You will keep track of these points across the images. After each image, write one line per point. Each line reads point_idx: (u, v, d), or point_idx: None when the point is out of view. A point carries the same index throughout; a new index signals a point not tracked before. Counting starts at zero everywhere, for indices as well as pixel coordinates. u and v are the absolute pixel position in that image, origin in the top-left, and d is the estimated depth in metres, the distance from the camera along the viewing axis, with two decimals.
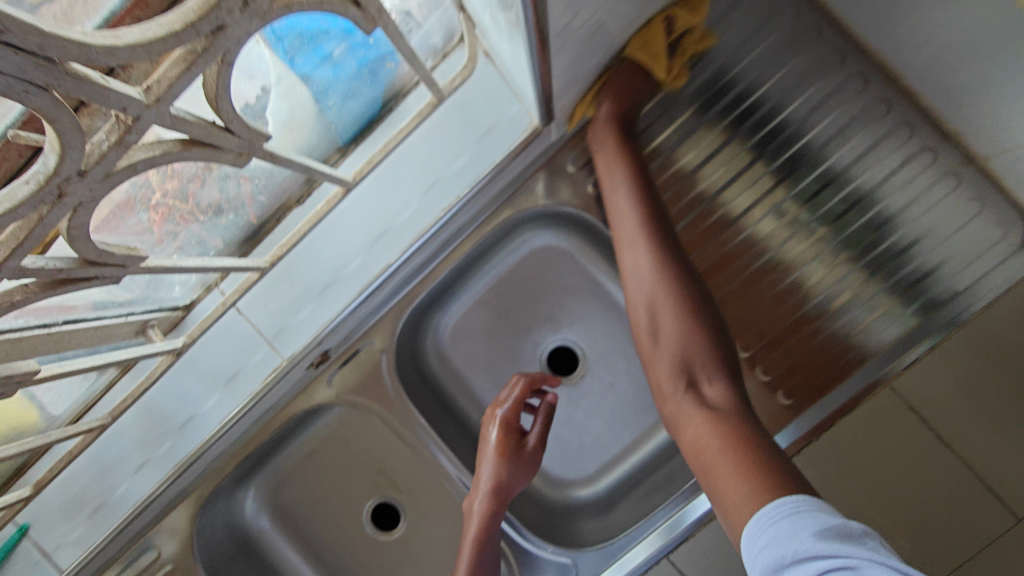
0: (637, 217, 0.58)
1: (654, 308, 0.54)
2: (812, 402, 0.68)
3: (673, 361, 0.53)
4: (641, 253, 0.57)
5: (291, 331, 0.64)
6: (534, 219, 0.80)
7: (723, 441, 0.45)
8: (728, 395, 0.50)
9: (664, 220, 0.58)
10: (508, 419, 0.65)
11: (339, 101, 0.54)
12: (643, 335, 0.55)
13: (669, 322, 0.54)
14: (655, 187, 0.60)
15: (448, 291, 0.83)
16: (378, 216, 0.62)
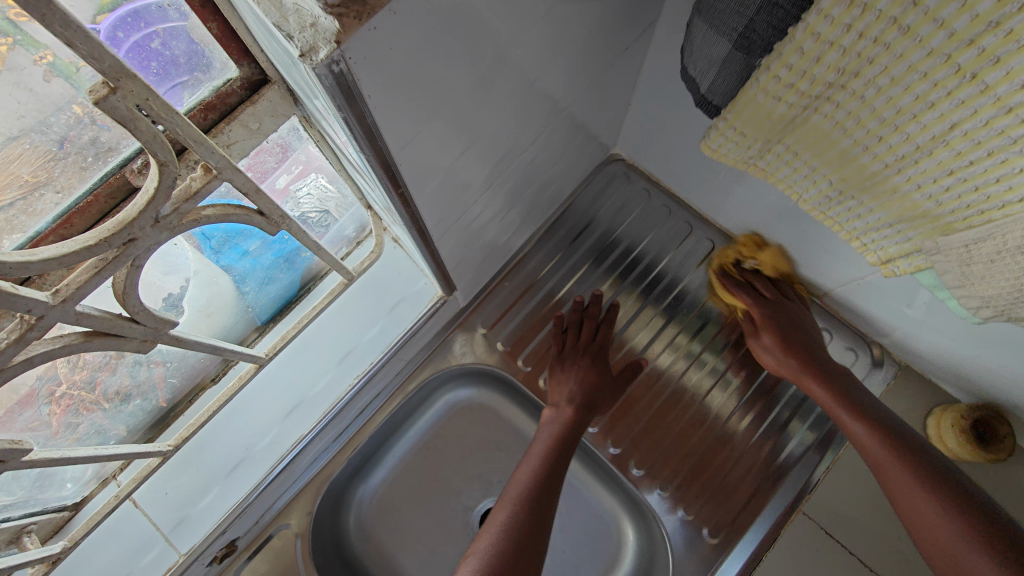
0: (832, 399, 0.63)
1: (883, 464, 0.58)
2: (737, 541, 0.70)
3: (907, 486, 0.55)
4: (854, 417, 0.61)
5: (192, 522, 0.59)
6: (454, 378, 0.85)
7: None
8: (964, 519, 0.51)
9: (868, 402, 0.62)
10: (587, 382, 0.73)
11: (255, 287, 0.59)
12: (880, 483, 0.59)
13: (902, 468, 0.56)
14: (822, 354, 0.67)
15: (372, 458, 0.81)
16: (292, 389, 0.64)
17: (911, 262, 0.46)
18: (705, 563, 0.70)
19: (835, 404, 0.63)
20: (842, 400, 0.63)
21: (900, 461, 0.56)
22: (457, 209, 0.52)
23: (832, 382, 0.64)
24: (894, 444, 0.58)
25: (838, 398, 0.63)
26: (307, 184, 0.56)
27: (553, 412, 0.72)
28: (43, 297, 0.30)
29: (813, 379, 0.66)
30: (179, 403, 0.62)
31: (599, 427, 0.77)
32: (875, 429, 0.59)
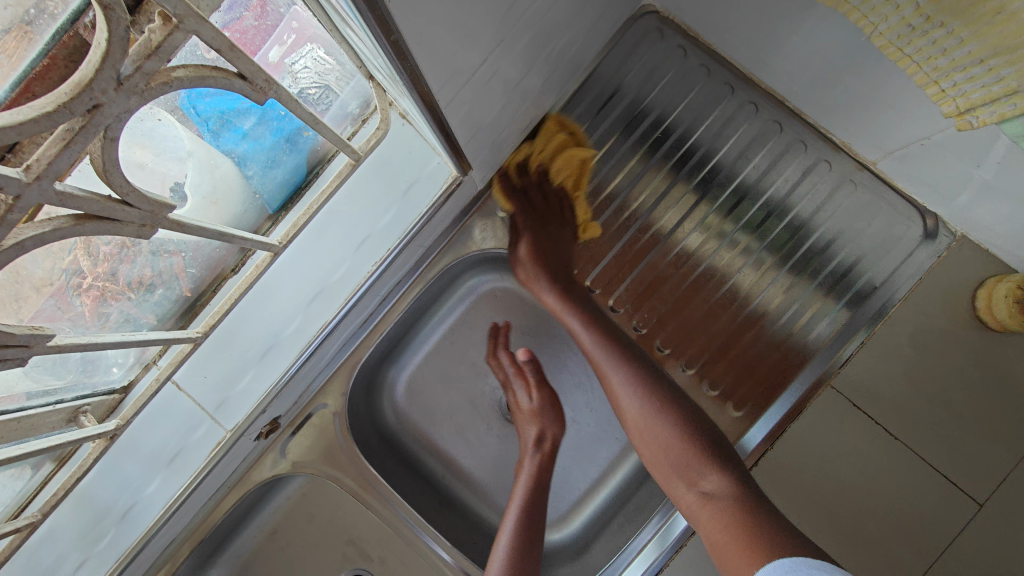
0: (594, 340, 0.62)
1: (647, 418, 0.57)
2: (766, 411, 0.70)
3: (664, 445, 0.56)
4: (617, 368, 0.60)
5: (234, 402, 0.63)
6: (474, 265, 0.82)
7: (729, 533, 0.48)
8: (724, 484, 0.52)
9: (631, 349, 0.62)
10: (542, 425, 0.72)
11: (259, 170, 0.56)
12: (634, 429, 0.58)
13: (654, 431, 0.57)
14: (607, 324, 0.64)
15: (400, 344, 0.84)
16: (311, 276, 0.63)
17: (996, 109, 0.40)
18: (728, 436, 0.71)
19: (664, 431, 0.56)
20: (638, 381, 0.59)
21: (719, 473, 0.53)
22: (463, 69, 0.45)
23: (648, 387, 0.59)
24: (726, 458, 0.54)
25: (621, 368, 0.60)
26: (302, 58, 0.51)
27: (521, 462, 0.74)
28: (13, 174, 0.28)
29: (617, 365, 0.60)
30: (203, 293, 0.62)
31: (622, 309, 0.75)
32: (694, 430, 0.56)
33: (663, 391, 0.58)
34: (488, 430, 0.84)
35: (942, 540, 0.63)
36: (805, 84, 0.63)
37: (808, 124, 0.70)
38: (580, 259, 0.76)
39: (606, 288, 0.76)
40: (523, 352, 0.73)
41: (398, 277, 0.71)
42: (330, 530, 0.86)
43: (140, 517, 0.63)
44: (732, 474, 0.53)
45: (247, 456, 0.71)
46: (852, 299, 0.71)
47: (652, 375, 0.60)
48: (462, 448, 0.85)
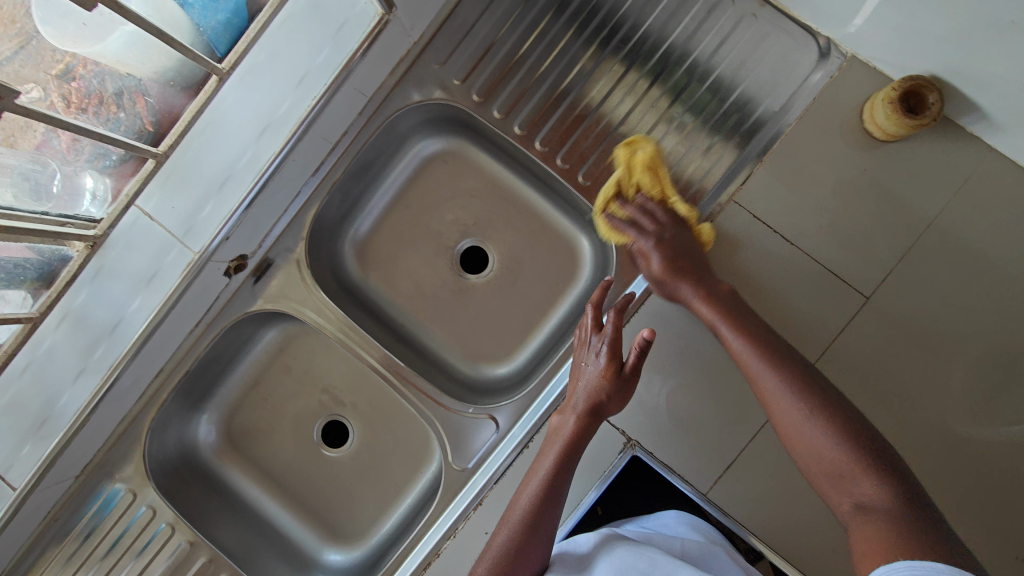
0: (750, 354, 0.61)
1: (761, 376, 0.60)
2: (675, 229, 0.79)
3: (816, 455, 0.54)
4: (766, 368, 0.60)
5: (199, 228, 0.72)
6: (419, 129, 0.90)
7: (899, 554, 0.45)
8: (886, 493, 0.50)
9: (776, 348, 0.61)
10: (601, 391, 0.72)
11: (201, 2, 0.63)
12: (774, 418, 0.59)
13: (785, 382, 0.58)
14: (761, 330, 0.63)
15: (357, 206, 0.92)
16: (258, 112, 0.70)
17: None
18: (640, 252, 0.81)
19: (791, 397, 0.57)
20: (795, 385, 0.58)
21: (844, 440, 0.53)
22: None
23: (797, 368, 0.59)
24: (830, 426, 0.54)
25: (773, 368, 0.59)
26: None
27: (559, 417, 0.75)
28: None
29: (789, 394, 0.57)
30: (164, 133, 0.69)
31: (547, 147, 0.84)
32: (833, 419, 0.55)
33: (813, 379, 0.59)
34: (442, 283, 0.94)
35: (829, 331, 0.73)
36: None
37: None
38: (508, 103, 0.83)
39: (530, 130, 0.84)
40: (648, 332, 0.69)
41: (343, 126, 0.78)
42: (306, 378, 0.96)
43: (128, 332, 0.73)
44: (890, 485, 0.50)
45: (221, 292, 0.80)
46: (753, 128, 0.76)
47: (805, 381, 0.58)
48: (419, 299, 0.94)
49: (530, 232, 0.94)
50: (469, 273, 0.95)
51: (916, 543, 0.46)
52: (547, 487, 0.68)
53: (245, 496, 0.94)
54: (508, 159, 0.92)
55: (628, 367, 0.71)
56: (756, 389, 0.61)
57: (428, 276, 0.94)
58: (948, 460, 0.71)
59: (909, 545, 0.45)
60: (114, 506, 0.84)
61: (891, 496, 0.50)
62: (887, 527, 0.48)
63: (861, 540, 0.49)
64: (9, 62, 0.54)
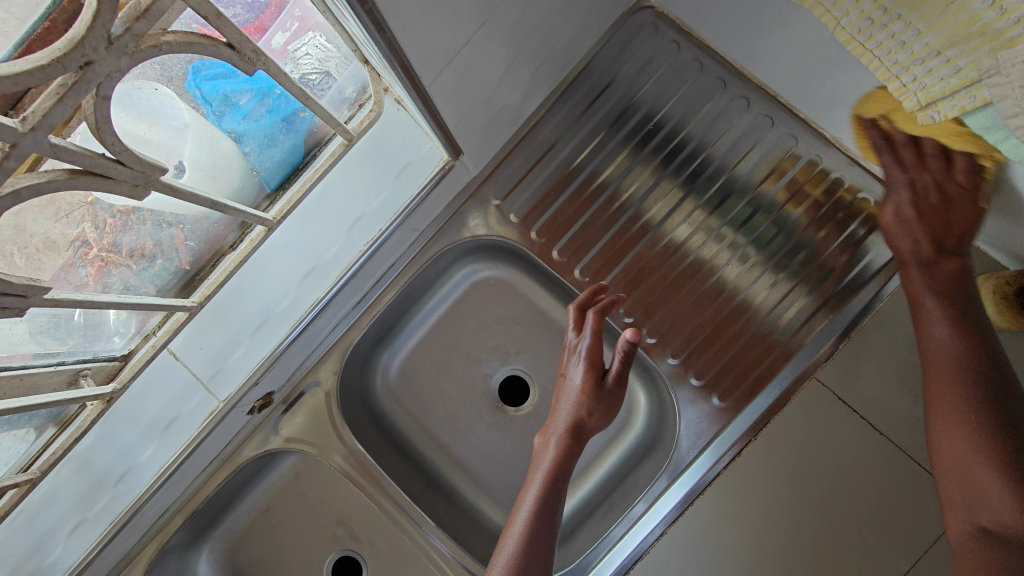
0: (952, 328, 0.54)
1: (944, 426, 0.51)
2: (748, 402, 0.72)
3: (943, 381, 0.52)
4: (933, 317, 0.55)
5: (226, 373, 0.65)
6: (467, 255, 0.85)
7: (1002, 502, 0.46)
8: (1002, 420, 0.49)
9: (980, 334, 0.53)
10: (581, 407, 0.67)
11: (256, 148, 0.59)
12: (935, 399, 0.53)
13: (963, 423, 0.50)
14: (978, 337, 0.53)
15: (393, 330, 0.86)
16: (305, 255, 0.65)
17: (956, 102, 0.40)
18: (713, 420, 0.73)
19: (956, 409, 0.51)
20: (983, 380, 0.51)
21: (976, 365, 0.51)
22: (448, 46, 0.48)
23: (985, 381, 0.51)
24: (1019, 478, 0.46)
25: (955, 345, 0.53)
26: (305, 44, 0.54)
27: (542, 441, 0.70)
28: (9, 124, 0.31)
29: (956, 387, 0.51)
30: (202, 268, 0.63)
31: (611, 298, 0.77)
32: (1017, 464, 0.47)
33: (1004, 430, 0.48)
34: (478, 416, 0.86)
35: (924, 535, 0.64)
36: (793, 77, 0.63)
37: (801, 120, 0.70)
38: (570, 248, 0.77)
39: (594, 277, 0.77)
40: (631, 330, 0.65)
41: (390, 260, 0.73)
42: (321, 510, 0.88)
43: (137, 481, 0.66)
44: (1000, 396, 0.50)
45: (240, 431, 0.73)
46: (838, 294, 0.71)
47: (988, 366, 0.51)
48: (453, 431, 0.86)
49: None
50: (509, 406, 0.87)
51: (1013, 460, 0.47)
52: (536, 511, 0.61)
53: None
54: (560, 291, 0.87)
55: (610, 375, 0.66)
56: (912, 304, 0.58)
57: (464, 407, 0.87)
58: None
59: (1005, 515, 0.45)
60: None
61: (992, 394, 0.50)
62: (1001, 490, 0.46)
63: (950, 511, 0.50)
64: (33, 240, 0.49)
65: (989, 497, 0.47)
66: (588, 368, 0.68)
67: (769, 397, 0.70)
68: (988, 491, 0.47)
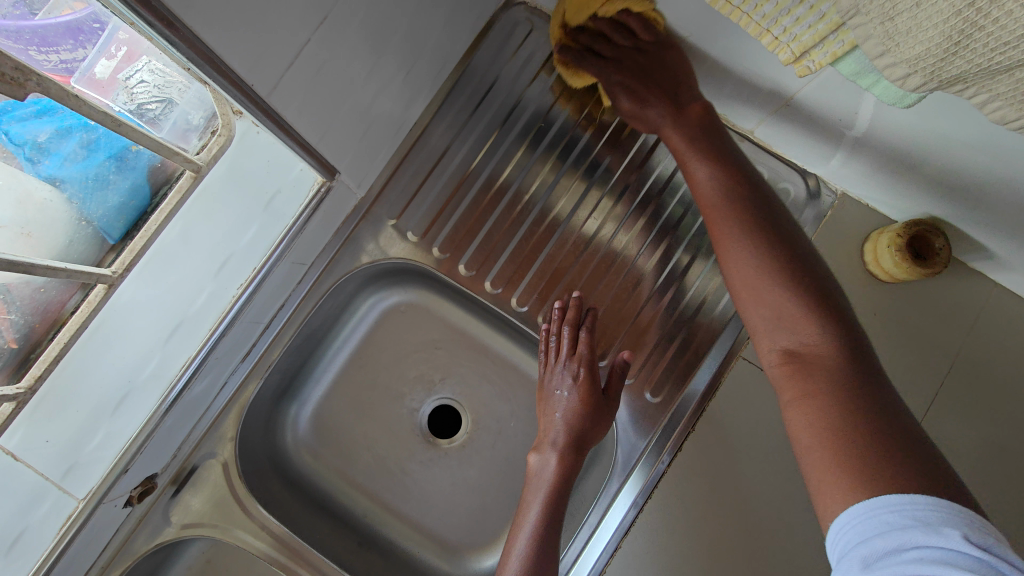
0: (748, 236, 0.48)
1: (783, 320, 0.45)
2: (682, 392, 0.69)
3: (761, 323, 0.47)
4: (744, 261, 0.48)
5: (84, 466, 0.54)
6: (370, 283, 0.78)
7: (835, 463, 0.37)
8: (840, 367, 0.41)
9: (774, 236, 0.48)
10: (576, 415, 0.65)
11: (81, 192, 0.49)
12: (764, 339, 0.46)
13: (786, 334, 0.44)
14: (782, 252, 0.46)
15: (299, 377, 0.77)
16: (168, 309, 0.56)
17: (828, 48, 0.39)
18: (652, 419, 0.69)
19: (782, 304, 0.45)
20: (810, 315, 0.44)
21: (796, 296, 0.44)
22: (283, 48, 0.42)
23: (801, 300, 0.44)
24: (875, 445, 0.37)
25: (773, 278, 0.46)
26: (138, 73, 0.48)
27: (539, 457, 0.66)
28: None
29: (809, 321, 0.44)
30: (37, 345, 0.52)
31: (527, 306, 0.73)
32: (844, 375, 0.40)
33: (838, 359, 0.41)
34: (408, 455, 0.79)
35: None
36: None
37: None
38: (477, 258, 0.72)
39: (506, 286, 0.72)
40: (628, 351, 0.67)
41: (277, 302, 0.65)
42: None
43: None
44: (842, 340, 0.42)
45: (119, 528, 0.61)
46: None
47: (795, 288, 0.45)
48: (383, 478, 0.78)
49: (506, 385, 0.82)
50: (441, 439, 0.81)
51: (870, 439, 0.37)
52: (535, 545, 0.59)
53: None
54: (477, 308, 0.81)
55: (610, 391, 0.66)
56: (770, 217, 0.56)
57: (393, 449, 0.80)
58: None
59: (857, 460, 0.36)
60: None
61: (828, 339, 0.42)
62: (827, 395, 0.40)
63: (792, 420, 0.42)
64: None
65: (823, 463, 0.38)
66: (585, 383, 0.66)
67: (702, 381, 0.69)
68: (863, 455, 0.36)
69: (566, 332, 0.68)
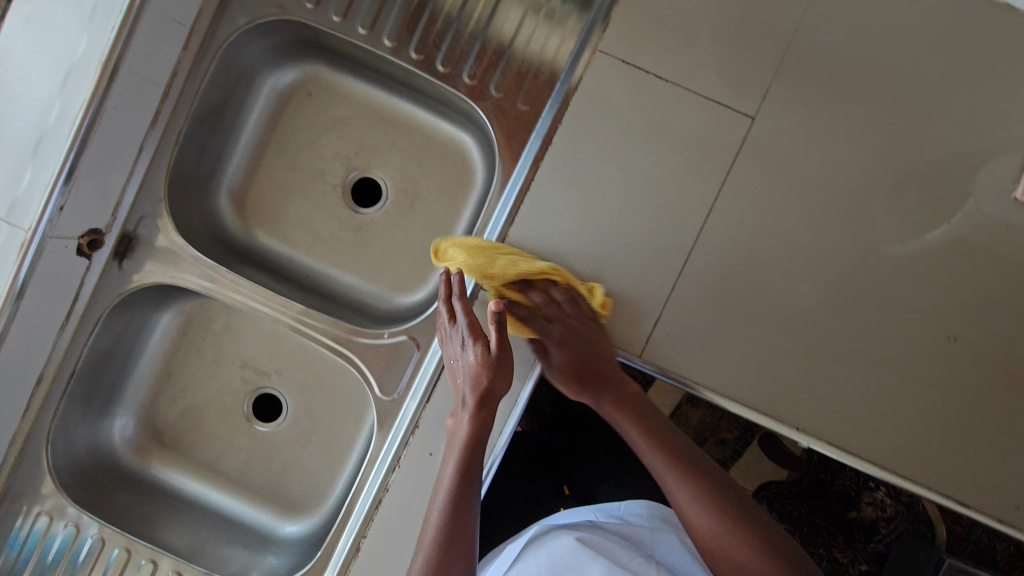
0: (662, 461, 0.71)
1: (662, 473, 0.70)
2: (544, 94, 0.73)
3: (695, 508, 0.68)
4: (677, 481, 0.69)
5: (23, 201, 0.66)
6: (260, 62, 0.82)
7: (743, 550, 0.66)
8: (724, 520, 0.67)
9: (685, 455, 0.71)
10: (478, 376, 0.67)
11: None
12: (663, 490, 0.71)
13: (694, 489, 0.69)
14: (710, 485, 0.69)
15: (222, 159, 0.84)
16: (55, 57, 0.64)
17: None
18: (520, 125, 0.73)
19: (704, 487, 0.69)
20: (689, 479, 0.69)
21: (706, 501, 0.68)
22: None
23: (719, 491, 0.69)
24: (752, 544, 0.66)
25: (689, 487, 0.69)
26: None
27: (454, 419, 0.70)
28: None
29: (674, 478, 0.69)
30: None
31: (396, 43, 0.74)
32: (703, 483, 0.69)
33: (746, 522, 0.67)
34: (336, 222, 0.89)
35: (720, 163, 0.71)
36: None
37: None
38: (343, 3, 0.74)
39: (374, 28, 0.74)
40: (496, 303, 0.64)
41: (169, 62, 0.71)
42: (222, 355, 0.90)
43: None
44: (738, 505, 0.69)
45: (80, 273, 0.73)
46: None
47: (706, 483, 0.69)
48: (318, 245, 0.89)
49: (415, 150, 0.89)
50: (362, 207, 0.90)
51: (754, 531, 0.67)
52: (444, 517, 0.65)
53: (183, 491, 0.88)
54: (368, 76, 0.86)
55: (491, 348, 0.65)
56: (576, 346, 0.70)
57: (322, 220, 0.89)
58: (865, 253, 0.71)
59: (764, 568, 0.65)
60: (62, 559, 0.75)
61: (721, 526, 0.67)
62: (737, 523, 0.67)
63: (647, 457, 0.72)
64: None
65: (686, 493, 0.68)
66: (472, 346, 0.67)
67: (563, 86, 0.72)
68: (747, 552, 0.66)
69: (453, 301, 0.70)
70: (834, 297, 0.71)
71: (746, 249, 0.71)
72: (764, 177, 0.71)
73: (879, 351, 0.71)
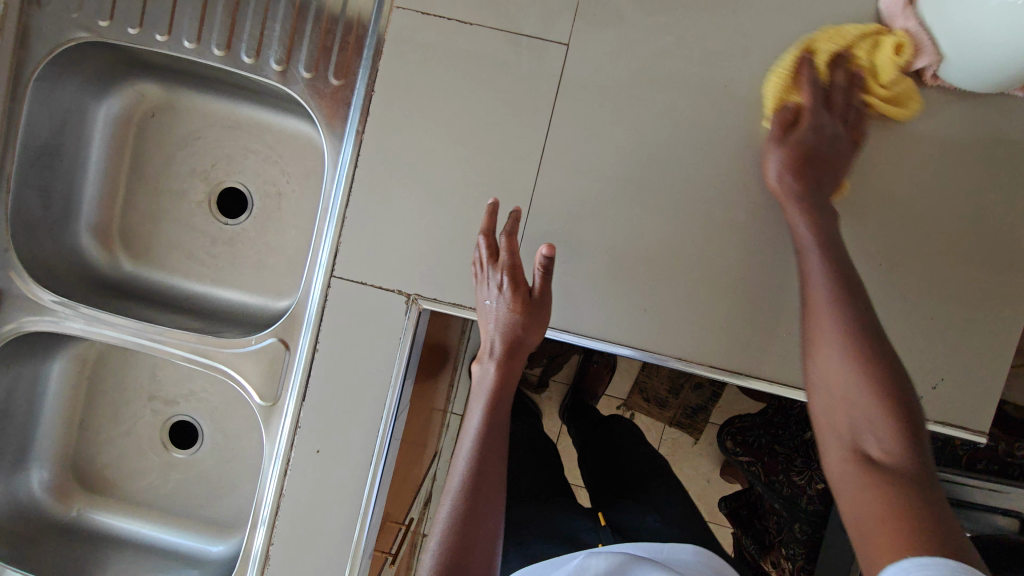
0: (842, 335, 0.53)
1: (825, 377, 0.53)
2: (354, 64, 0.71)
3: (838, 415, 0.51)
4: (823, 357, 0.53)
5: None
6: (81, 91, 0.80)
7: (876, 498, 0.45)
8: (907, 460, 0.47)
9: (874, 369, 0.50)
10: (513, 323, 0.63)
11: None
12: (832, 395, 0.52)
13: (858, 385, 0.50)
14: (895, 389, 0.50)
15: (75, 199, 0.84)
16: None
17: None
18: (338, 102, 0.72)
19: (857, 392, 0.50)
20: (862, 358, 0.51)
21: (868, 378, 0.50)
22: None
23: (895, 407, 0.49)
24: (930, 523, 0.42)
25: (847, 357, 0.52)
26: None
27: (479, 367, 0.66)
28: None
29: (861, 400, 0.50)
30: None
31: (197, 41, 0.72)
32: (869, 367, 0.51)
33: (882, 467, 0.47)
34: (207, 237, 0.87)
35: (542, 102, 0.69)
36: None
37: None
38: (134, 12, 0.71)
39: (173, 31, 0.71)
40: (545, 249, 0.59)
41: None
42: (127, 391, 0.90)
43: None
44: (915, 453, 0.47)
45: None
46: None
47: (885, 407, 0.49)
48: (194, 264, 0.88)
49: (269, 150, 0.87)
50: (229, 218, 0.87)
51: (926, 496, 0.44)
52: (471, 467, 0.60)
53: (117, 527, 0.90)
54: (196, 83, 0.84)
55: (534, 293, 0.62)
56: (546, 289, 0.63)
57: (192, 238, 0.87)
58: (709, 164, 0.68)
59: (907, 517, 0.43)
60: None
61: (906, 456, 0.47)
62: (887, 487, 0.45)
63: (816, 346, 0.54)
64: None
65: (856, 471, 0.48)
66: (511, 292, 0.63)
67: (368, 50, 0.70)
68: (878, 497, 0.45)
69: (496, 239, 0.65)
70: (686, 213, 0.69)
71: (586, 184, 0.70)
72: (589, 108, 0.69)
73: (746, 260, 0.69)
